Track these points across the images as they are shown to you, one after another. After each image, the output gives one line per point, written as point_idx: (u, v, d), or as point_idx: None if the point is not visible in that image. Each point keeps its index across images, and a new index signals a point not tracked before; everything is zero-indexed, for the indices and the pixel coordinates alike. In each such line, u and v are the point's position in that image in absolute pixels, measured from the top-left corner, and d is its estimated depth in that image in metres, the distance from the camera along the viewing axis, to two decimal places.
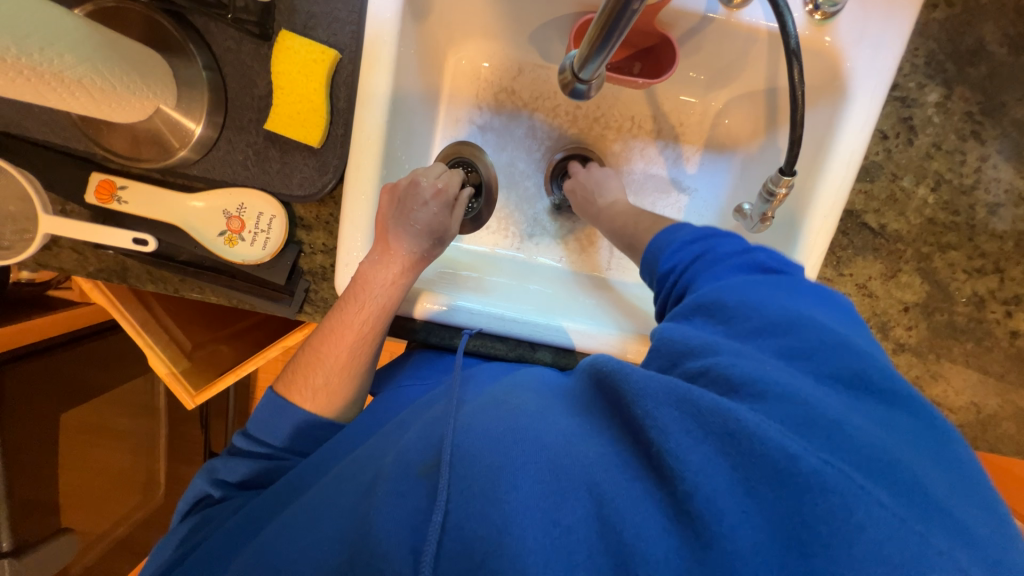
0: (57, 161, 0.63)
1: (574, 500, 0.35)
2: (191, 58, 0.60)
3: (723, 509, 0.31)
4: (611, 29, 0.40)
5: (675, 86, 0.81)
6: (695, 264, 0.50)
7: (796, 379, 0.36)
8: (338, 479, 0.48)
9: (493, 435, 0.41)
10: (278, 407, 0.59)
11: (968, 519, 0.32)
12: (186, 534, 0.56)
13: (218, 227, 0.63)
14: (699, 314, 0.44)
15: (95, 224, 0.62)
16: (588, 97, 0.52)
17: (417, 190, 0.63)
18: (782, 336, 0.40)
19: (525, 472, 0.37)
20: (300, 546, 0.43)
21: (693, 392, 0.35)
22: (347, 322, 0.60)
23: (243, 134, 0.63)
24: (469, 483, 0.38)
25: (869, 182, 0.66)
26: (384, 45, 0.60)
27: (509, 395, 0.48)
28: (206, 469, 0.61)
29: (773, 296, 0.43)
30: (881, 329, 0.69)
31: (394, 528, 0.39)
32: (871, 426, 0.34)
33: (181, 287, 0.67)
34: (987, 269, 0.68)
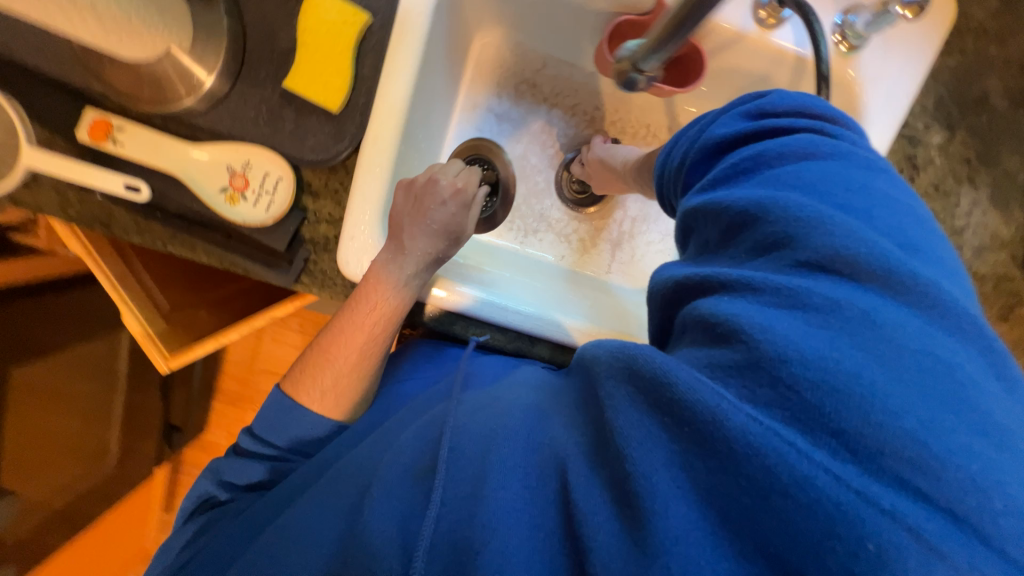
0: (49, 93, 0.58)
1: (539, 482, 0.36)
2: (213, 4, 0.57)
3: (659, 479, 0.30)
4: (676, 35, 0.41)
5: (692, 100, 0.83)
6: (694, 173, 0.48)
7: (783, 317, 0.32)
8: (336, 478, 0.47)
9: (482, 430, 0.41)
10: (285, 407, 0.58)
11: (1012, 499, 0.26)
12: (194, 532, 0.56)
13: (219, 183, 0.61)
14: (693, 251, 0.43)
15: (87, 165, 0.58)
16: (639, 88, 0.54)
17: (434, 188, 0.61)
18: (767, 255, 0.36)
19: (503, 459, 0.37)
20: (298, 550, 0.42)
21: (647, 358, 0.34)
22: (357, 321, 0.58)
23: (257, 89, 0.60)
24: (458, 472, 0.39)
25: None
26: (417, 18, 0.58)
27: (510, 390, 0.47)
28: (211, 468, 0.60)
29: (769, 196, 0.38)
30: None
31: (391, 524, 0.38)
32: (873, 368, 0.28)
33: (171, 242, 0.63)
34: None
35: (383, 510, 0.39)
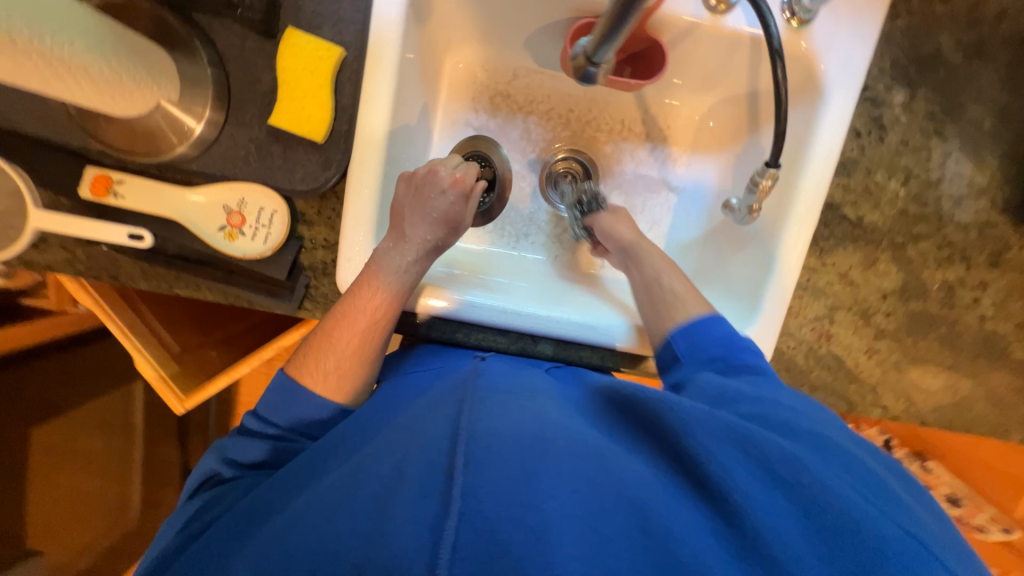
0: (48, 156, 0.62)
1: (595, 487, 0.39)
2: (195, 55, 0.59)
3: (689, 517, 0.39)
4: (625, 14, 0.43)
5: (661, 91, 0.86)
6: (696, 329, 0.63)
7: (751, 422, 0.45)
8: (349, 470, 0.45)
9: (513, 435, 0.43)
10: (290, 389, 0.58)
11: (947, 537, 0.40)
12: (206, 503, 0.54)
13: (217, 222, 0.63)
14: (714, 384, 0.52)
15: (90, 219, 0.62)
16: (597, 82, 0.56)
17: (434, 179, 0.64)
18: (787, 405, 0.48)
19: (569, 479, 0.39)
20: (306, 538, 0.40)
21: (667, 405, 0.43)
22: (357, 313, 0.60)
23: (244, 130, 0.63)
24: (496, 474, 0.39)
25: (847, 176, 0.70)
26: (389, 45, 0.61)
27: (529, 399, 0.51)
28: (218, 447, 0.59)
29: (767, 391, 0.51)
30: (861, 315, 0.75)
31: (409, 519, 0.38)
32: (811, 454, 0.42)
33: (176, 283, 0.65)
34: (954, 257, 0.73)
35: (404, 502, 0.39)
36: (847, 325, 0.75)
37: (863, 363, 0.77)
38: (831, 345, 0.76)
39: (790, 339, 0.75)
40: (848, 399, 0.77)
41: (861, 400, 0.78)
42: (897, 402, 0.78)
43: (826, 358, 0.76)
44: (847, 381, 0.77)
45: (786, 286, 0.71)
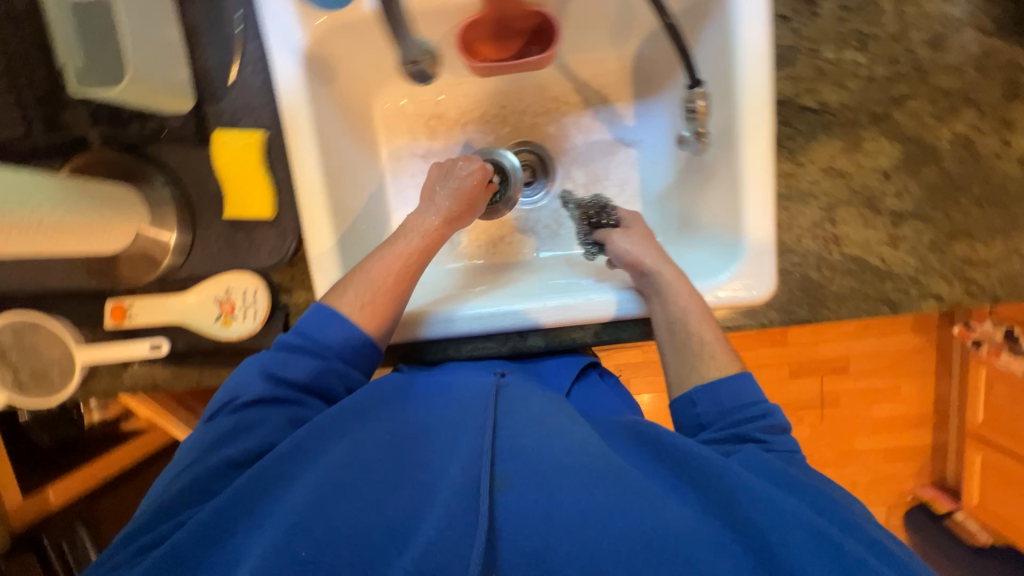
0: (78, 302, 0.74)
1: (626, 507, 0.45)
2: (151, 180, 0.68)
3: (705, 525, 0.45)
4: None
5: (582, 54, 0.84)
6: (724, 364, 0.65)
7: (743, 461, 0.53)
8: (383, 461, 0.50)
9: (562, 459, 0.48)
10: (325, 316, 0.64)
11: None
12: (234, 431, 0.58)
13: (213, 314, 0.71)
14: (754, 447, 0.56)
15: (118, 344, 0.72)
16: (427, 78, 0.58)
17: (461, 165, 0.72)
18: (821, 484, 0.52)
19: (607, 515, 0.44)
20: (342, 519, 0.45)
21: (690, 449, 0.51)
22: (380, 299, 0.64)
23: (211, 228, 0.71)
24: (549, 495, 0.46)
25: (790, 65, 0.64)
26: (300, 113, 0.66)
27: (568, 421, 0.55)
28: (259, 362, 0.62)
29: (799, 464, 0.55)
30: (868, 205, 0.66)
31: (442, 522, 0.44)
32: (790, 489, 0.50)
33: (201, 376, 0.75)
34: (957, 105, 0.63)
35: (443, 510, 0.45)
36: (855, 221, 0.66)
37: (891, 257, 0.67)
38: (844, 248, 0.67)
39: (794, 256, 0.68)
40: (889, 300, 0.68)
41: (906, 297, 0.68)
42: (952, 287, 0.67)
43: (844, 264, 0.67)
44: (880, 281, 0.67)
45: (766, 205, 0.65)
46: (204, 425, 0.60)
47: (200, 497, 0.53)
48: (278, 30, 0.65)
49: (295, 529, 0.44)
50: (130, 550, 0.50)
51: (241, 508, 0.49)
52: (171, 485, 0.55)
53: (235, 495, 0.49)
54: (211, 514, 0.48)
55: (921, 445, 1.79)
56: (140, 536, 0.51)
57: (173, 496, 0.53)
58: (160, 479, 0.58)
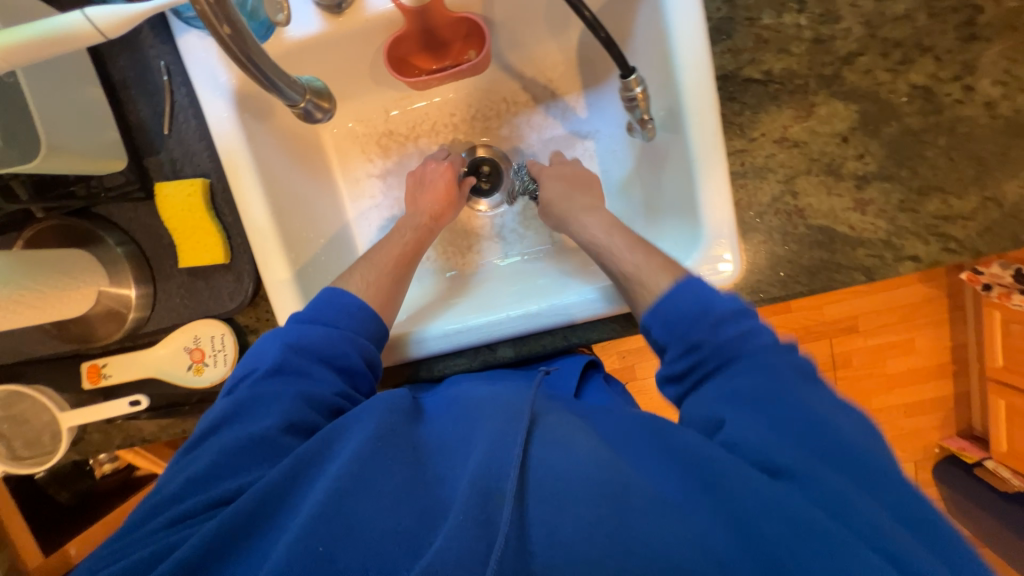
0: (56, 368, 0.75)
1: (635, 517, 0.42)
2: (104, 241, 0.68)
3: (693, 525, 0.42)
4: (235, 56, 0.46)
5: (523, 51, 0.81)
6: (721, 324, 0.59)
7: (775, 439, 0.47)
8: (407, 479, 0.47)
9: (598, 473, 0.45)
10: (325, 304, 0.62)
11: None
12: (251, 404, 0.54)
13: (184, 364, 0.71)
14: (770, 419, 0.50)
15: (99, 403, 0.73)
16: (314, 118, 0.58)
17: (436, 164, 0.80)
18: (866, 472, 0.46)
19: (629, 529, 0.41)
20: (357, 541, 0.42)
21: (701, 446, 0.47)
22: (362, 316, 0.62)
23: (171, 279, 0.71)
24: (562, 507, 0.43)
25: (729, 38, 0.61)
26: (238, 154, 0.66)
27: (578, 426, 0.50)
28: (274, 341, 0.58)
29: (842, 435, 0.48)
30: (829, 172, 0.63)
31: (460, 529, 0.41)
32: (826, 467, 0.44)
33: (185, 425, 0.75)
34: (912, 56, 0.60)
35: (463, 513, 0.42)
36: (817, 189, 0.63)
37: (860, 223, 0.64)
38: (809, 219, 0.64)
39: (757, 234, 0.65)
40: (863, 268, 0.64)
41: (880, 263, 0.64)
42: (928, 246, 0.63)
43: (811, 236, 0.64)
44: (850, 248, 0.64)
45: (722, 186, 0.62)
46: (219, 399, 0.55)
47: (203, 485, 0.48)
48: (204, 72, 0.64)
49: (323, 522, 0.42)
50: (164, 519, 0.46)
51: (274, 498, 0.46)
52: (191, 465, 0.50)
53: (270, 482, 0.46)
54: (245, 504, 0.45)
55: (944, 396, 1.73)
56: (153, 519, 0.47)
57: (198, 472, 0.49)
58: (170, 461, 0.52)
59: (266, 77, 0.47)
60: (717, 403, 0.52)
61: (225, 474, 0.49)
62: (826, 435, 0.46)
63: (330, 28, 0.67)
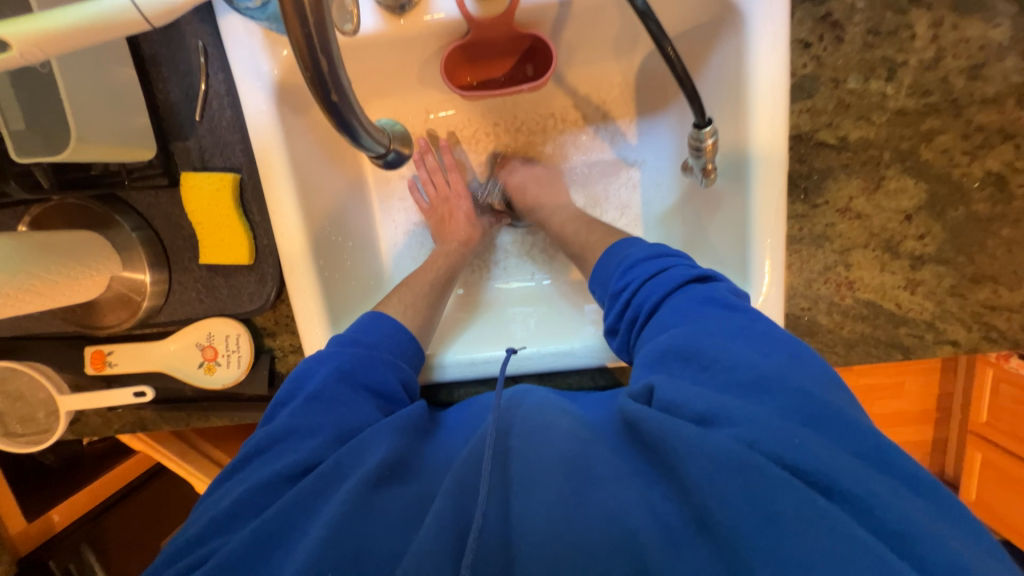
0: (54, 348, 0.71)
1: (605, 499, 0.38)
2: (119, 225, 0.64)
3: (658, 499, 0.39)
4: (344, 124, 0.40)
5: (581, 68, 0.76)
6: (652, 280, 0.53)
7: (731, 401, 0.40)
8: (406, 490, 0.44)
9: (564, 452, 0.42)
10: (373, 319, 0.61)
11: None
12: (283, 435, 0.49)
13: (195, 361, 0.68)
14: (678, 364, 0.45)
15: (101, 390, 0.70)
16: (396, 161, 0.54)
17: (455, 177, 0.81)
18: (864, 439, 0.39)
19: (601, 507, 0.38)
20: (351, 524, 0.41)
21: (637, 412, 0.42)
22: (403, 338, 0.61)
23: (188, 272, 0.67)
24: (531, 493, 0.40)
25: (808, 98, 0.59)
26: (274, 150, 0.61)
27: (563, 418, 0.47)
28: (318, 354, 0.56)
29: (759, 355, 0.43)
30: (886, 248, 0.61)
31: (437, 523, 0.39)
32: (779, 421, 0.38)
33: (191, 419, 0.73)
34: (992, 140, 0.58)
35: (441, 505, 0.40)
36: (870, 264, 0.61)
37: (907, 301, 0.62)
38: (858, 292, 0.62)
39: (803, 301, 0.63)
40: (901, 347, 0.63)
41: (920, 343, 0.62)
42: (970, 332, 0.62)
43: (857, 308, 0.62)
44: (893, 325, 0.62)
45: (776, 245, 0.59)
46: (257, 428, 0.51)
47: (228, 529, 0.44)
48: (245, 59, 0.59)
49: (329, 541, 0.39)
50: (181, 567, 0.42)
51: (286, 521, 0.42)
52: (217, 503, 0.46)
53: (285, 505, 0.43)
54: (254, 533, 0.41)
55: (921, 440, 1.72)
56: (174, 565, 0.43)
57: (221, 512, 0.45)
58: (200, 500, 0.49)
59: (362, 136, 0.43)
60: (664, 373, 0.45)
61: (250, 516, 0.45)
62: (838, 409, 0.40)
63: (389, 29, 0.63)
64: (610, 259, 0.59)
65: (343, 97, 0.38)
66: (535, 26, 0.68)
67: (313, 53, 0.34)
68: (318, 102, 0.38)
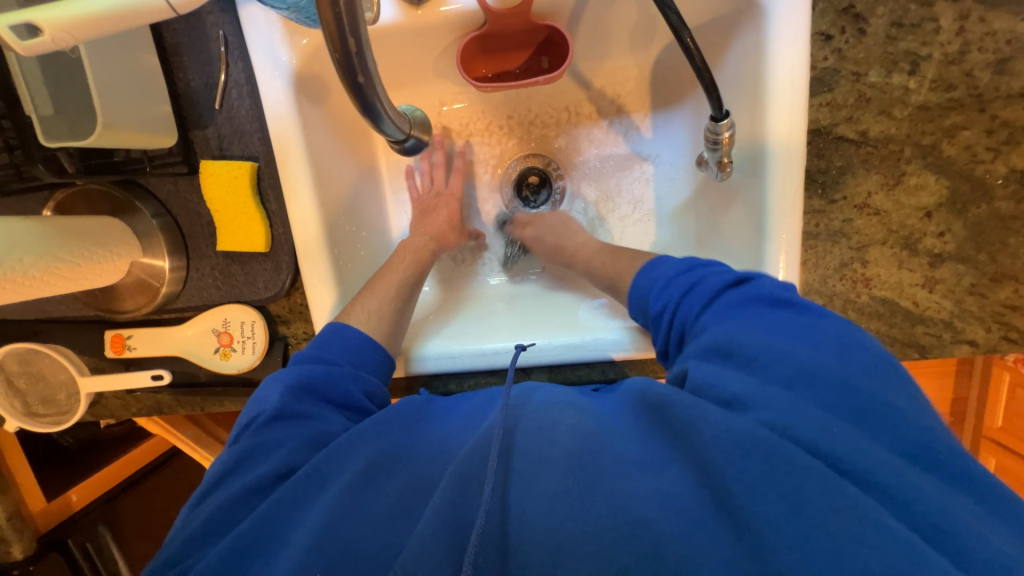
0: (76, 331, 0.73)
1: (608, 493, 0.38)
2: (140, 212, 0.65)
3: (662, 483, 0.38)
4: (368, 106, 0.41)
5: (596, 61, 0.75)
6: (688, 295, 0.53)
7: (771, 390, 0.40)
8: (401, 485, 0.45)
9: (566, 448, 0.41)
10: (337, 334, 0.61)
11: None
12: (252, 451, 0.49)
13: (211, 346, 0.70)
14: (718, 359, 0.45)
15: (120, 373, 0.72)
16: (414, 147, 0.55)
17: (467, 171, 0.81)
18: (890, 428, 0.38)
19: (601, 505, 0.38)
20: (349, 520, 0.42)
21: (670, 396, 0.42)
22: (368, 350, 0.61)
23: (205, 259, 0.69)
24: (531, 488, 0.40)
25: (828, 92, 0.59)
26: (292, 139, 0.61)
27: (569, 408, 0.46)
28: (278, 373, 0.56)
29: (808, 349, 0.42)
30: (905, 246, 0.60)
31: (435, 520, 0.39)
32: (814, 411, 0.38)
33: (206, 404, 0.74)
34: (1017, 137, 0.57)
35: (437, 501, 0.40)
36: (887, 261, 0.61)
37: (925, 299, 0.61)
38: (874, 289, 0.61)
39: (817, 297, 0.62)
40: (918, 346, 0.62)
41: (936, 342, 0.61)
42: (988, 332, 0.61)
43: (872, 306, 0.62)
44: (909, 325, 0.61)
45: (791, 242, 0.59)
46: (223, 450, 0.52)
47: (235, 524, 0.46)
48: (265, 49, 0.60)
49: (325, 538, 0.40)
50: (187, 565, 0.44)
51: (273, 524, 0.43)
52: (197, 518, 0.47)
53: (266, 512, 0.44)
54: (236, 542, 0.42)
55: None
56: None
57: (199, 528, 0.46)
58: (182, 513, 0.50)
59: (383, 120, 0.43)
60: (709, 363, 0.45)
61: (252, 506, 0.46)
62: (871, 406, 0.38)
63: (406, 19, 0.63)
64: (643, 276, 0.59)
65: (370, 78, 0.38)
66: (551, 18, 0.68)
67: (343, 34, 0.35)
68: (344, 83, 0.38)
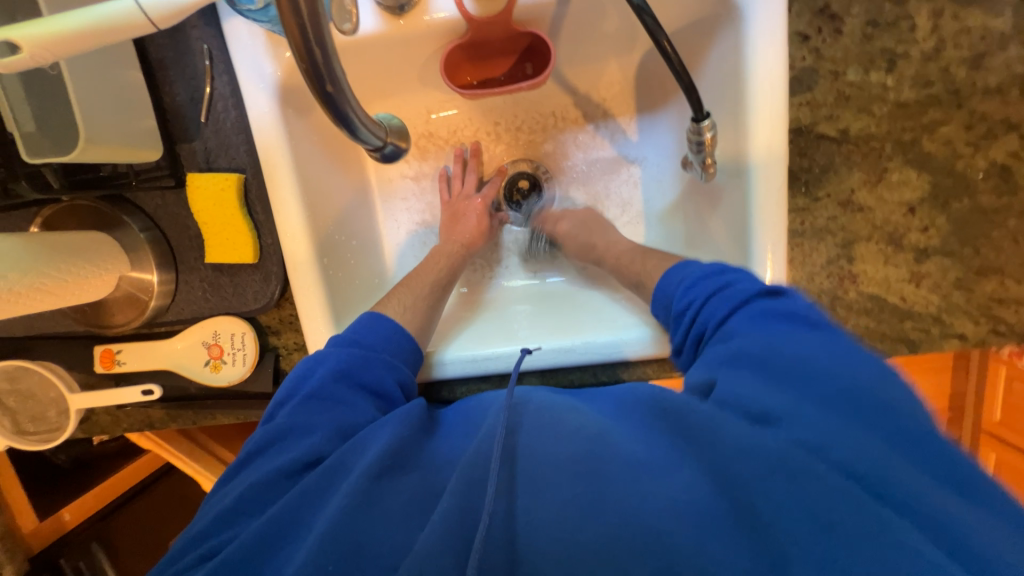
0: (65, 348, 0.73)
1: (618, 497, 0.38)
2: (128, 226, 0.65)
3: (675, 489, 0.38)
4: (339, 116, 0.41)
5: (579, 67, 0.76)
6: (715, 296, 0.53)
7: (797, 402, 0.41)
8: (413, 486, 0.44)
9: (573, 451, 0.41)
10: (372, 318, 0.62)
11: None
12: (285, 433, 0.50)
13: (202, 359, 0.69)
14: (745, 368, 0.45)
15: (110, 389, 0.71)
16: (393, 155, 0.55)
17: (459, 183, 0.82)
18: (891, 428, 0.39)
19: (612, 504, 0.37)
20: (365, 519, 0.41)
21: (688, 406, 0.43)
22: (401, 339, 0.61)
23: (194, 272, 0.69)
24: (541, 490, 0.40)
25: (808, 91, 0.59)
26: (277, 150, 0.62)
27: (571, 413, 0.47)
28: (317, 357, 0.56)
29: (835, 362, 0.43)
30: (890, 241, 0.60)
31: (446, 522, 0.39)
32: (829, 420, 0.39)
33: (198, 417, 0.74)
34: (995, 131, 0.57)
35: (447, 503, 0.40)
36: (874, 257, 0.61)
37: (912, 295, 0.61)
38: (861, 286, 0.61)
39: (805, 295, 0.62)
40: (907, 341, 0.62)
41: (925, 337, 0.62)
42: (977, 326, 0.61)
43: (860, 302, 0.62)
44: (898, 320, 0.62)
45: (778, 240, 0.59)
46: (259, 427, 0.52)
47: (259, 507, 0.46)
48: (249, 62, 0.60)
49: (343, 531, 0.40)
50: (187, 561, 0.43)
51: (291, 519, 0.43)
52: (221, 501, 0.47)
53: (286, 504, 0.44)
54: (261, 529, 0.42)
55: None
56: (182, 560, 0.44)
57: (226, 508, 0.45)
58: (208, 495, 0.50)
59: (357, 127, 0.43)
60: (736, 374, 0.45)
61: (270, 495, 0.46)
62: (866, 403, 0.40)
63: (389, 29, 0.64)
64: (668, 279, 0.59)
65: (338, 89, 0.38)
66: (533, 25, 0.69)
67: (307, 41, 0.35)
68: (313, 93, 0.38)
